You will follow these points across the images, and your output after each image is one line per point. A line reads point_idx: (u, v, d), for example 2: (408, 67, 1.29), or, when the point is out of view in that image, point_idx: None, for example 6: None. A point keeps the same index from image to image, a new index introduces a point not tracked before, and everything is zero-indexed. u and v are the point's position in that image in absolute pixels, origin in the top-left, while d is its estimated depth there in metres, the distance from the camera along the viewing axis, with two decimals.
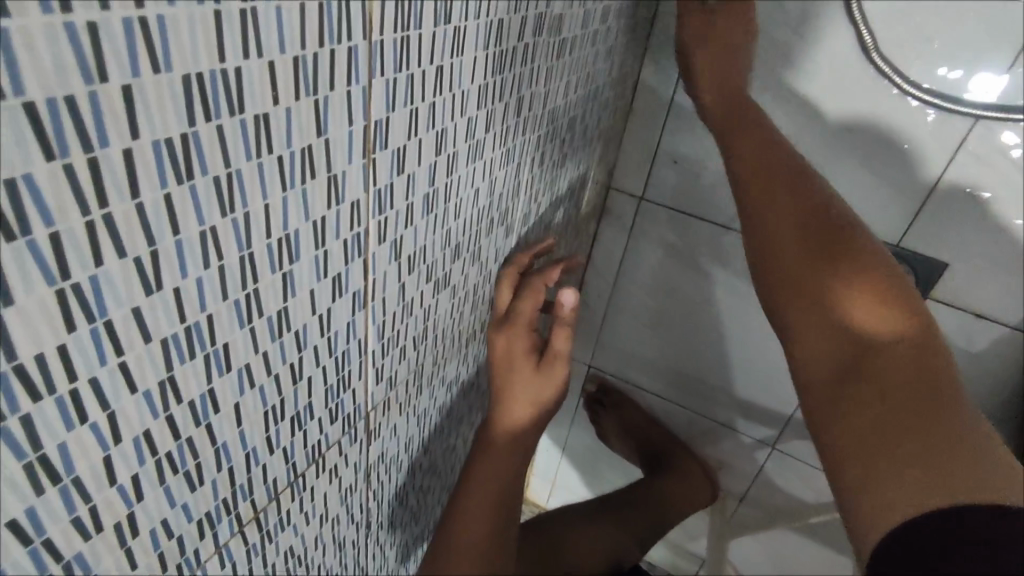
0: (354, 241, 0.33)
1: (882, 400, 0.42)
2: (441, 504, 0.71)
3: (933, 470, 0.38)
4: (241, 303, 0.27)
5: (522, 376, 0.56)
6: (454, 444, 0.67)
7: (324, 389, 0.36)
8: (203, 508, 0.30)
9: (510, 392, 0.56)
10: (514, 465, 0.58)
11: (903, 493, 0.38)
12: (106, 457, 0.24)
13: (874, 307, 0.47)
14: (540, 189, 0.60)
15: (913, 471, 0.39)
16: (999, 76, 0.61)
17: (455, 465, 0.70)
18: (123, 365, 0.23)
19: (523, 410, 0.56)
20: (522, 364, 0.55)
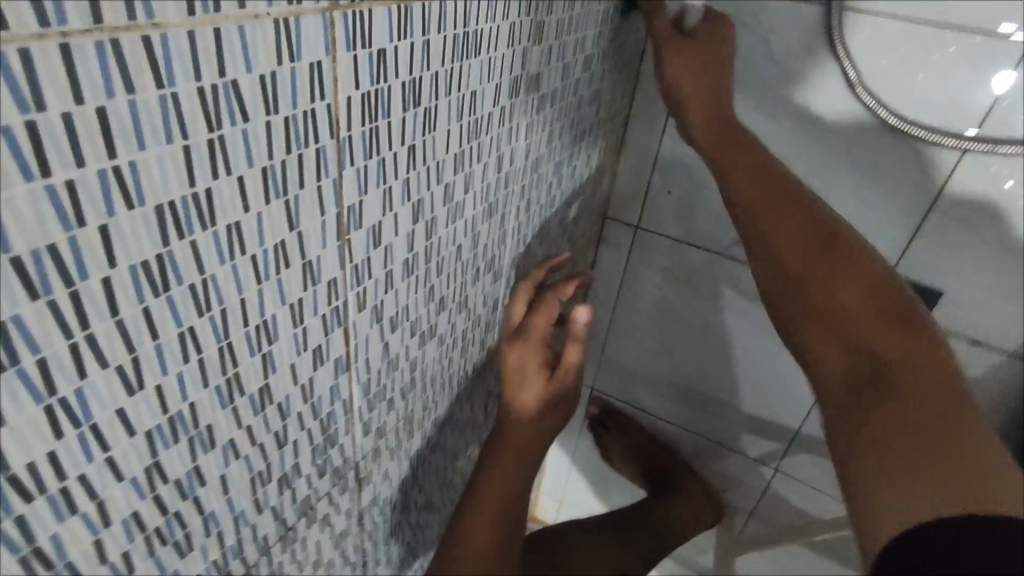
0: (334, 314, 0.35)
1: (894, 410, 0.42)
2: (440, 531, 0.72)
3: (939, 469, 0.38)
4: (223, 387, 0.29)
5: (534, 386, 0.59)
6: (453, 472, 0.68)
7: (311, 449, 0.38)
8: (194, 570, 0.33)
9: (523, 392, 0.59)
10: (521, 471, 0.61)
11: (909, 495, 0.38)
12: (97, 540, 0.26)
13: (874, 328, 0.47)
14: (528, 231, 0.61)
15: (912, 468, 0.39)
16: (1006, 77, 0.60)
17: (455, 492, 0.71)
18: (110, 459, 0.25)
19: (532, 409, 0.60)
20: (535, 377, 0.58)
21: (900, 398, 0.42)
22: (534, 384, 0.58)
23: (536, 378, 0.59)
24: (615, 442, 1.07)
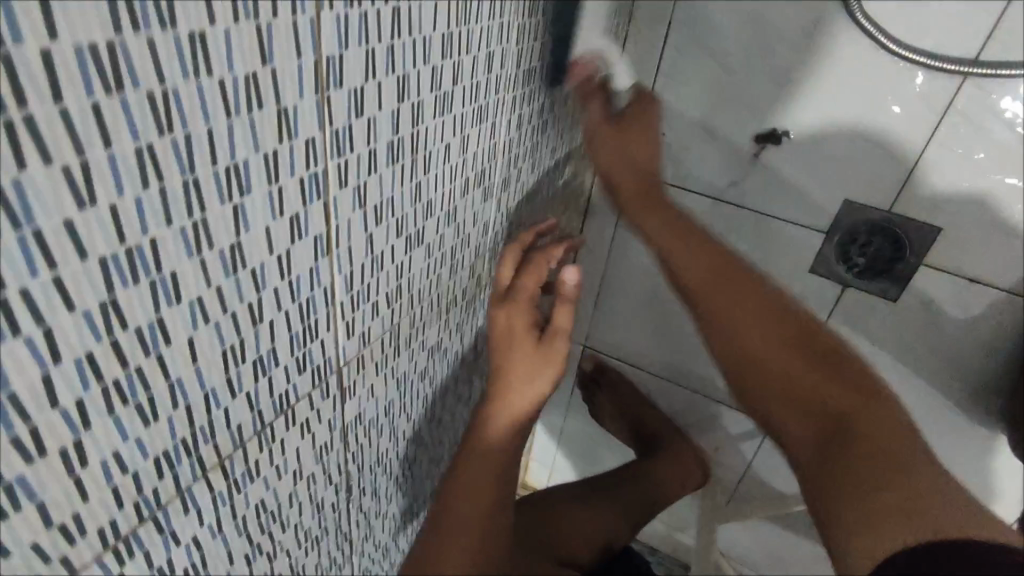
0: (311, 181, 0.33)
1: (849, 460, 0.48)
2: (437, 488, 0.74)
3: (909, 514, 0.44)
4: (189, 231, 0.27)
5: (523, 354, 0.56)
6: (438, 431, 0.67)
7: (289, 336, 0.36)
8: (160, 445, 0.30)
9: (513, 374, 0.56)
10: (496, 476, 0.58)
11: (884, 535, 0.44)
12: (46, 376, 0.24)
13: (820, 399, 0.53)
14: (522, 155, 0.59)
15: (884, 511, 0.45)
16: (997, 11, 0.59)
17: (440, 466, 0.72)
18: (58, 279, 0.23)
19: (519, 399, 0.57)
20: (522, 338, 0.56)
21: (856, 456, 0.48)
22: (523, 348, 0.56)
23: (524, 342, 0.57)
24: (608, 404, 1.02)
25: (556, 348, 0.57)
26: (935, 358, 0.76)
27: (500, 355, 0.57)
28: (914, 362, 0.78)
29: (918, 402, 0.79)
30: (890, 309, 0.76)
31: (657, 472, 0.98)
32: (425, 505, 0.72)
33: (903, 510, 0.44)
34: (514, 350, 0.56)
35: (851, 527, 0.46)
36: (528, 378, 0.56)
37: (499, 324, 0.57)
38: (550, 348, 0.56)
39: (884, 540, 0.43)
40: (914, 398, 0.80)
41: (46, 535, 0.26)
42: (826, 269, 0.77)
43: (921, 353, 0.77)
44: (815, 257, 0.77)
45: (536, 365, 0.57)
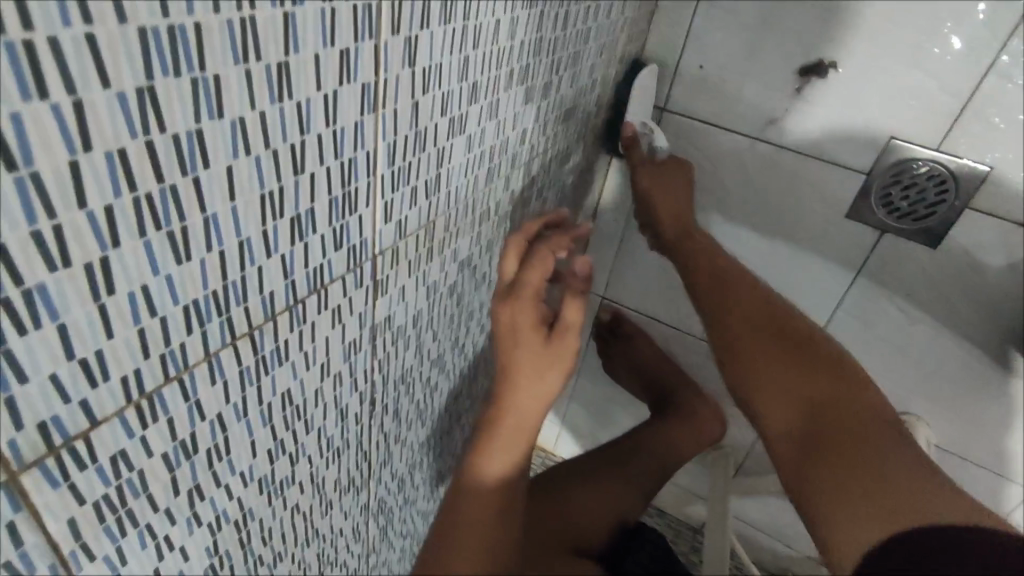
0: (364, 13, 0.29)
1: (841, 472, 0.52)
2: (453, 437, 0.72)
3: (888, 509, 0.48)
4: (236, 28, 0.23)
5: (530, 349, 0.53)
6: (454, 377, 0.65)
7: (330, 198, 0.33)
8: (191, 294, 0.27)
9: (517, 377, 0.53)
10: (517, 452, 0.57)
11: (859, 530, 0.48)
12: (73, 164, 0.20)
13: (833, 374, 0.58)
14: (564, 63, 0.55)
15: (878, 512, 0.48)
16: None
17: (455, 420, 0.70)
18: (91, 40, 0.19)
19: (525, 396, 0.54)
20: (529, 337, 0.52)
21: (846, 454, 0.52)
22: (530, 343, 0.52)
23: (531, 339, 0.52)
24: (622, 358, 0.99)
25: (566, 342, 0.53)
26: (970, 308, 0.74)
27: (505, 352, 0.53)
28: (948, 313, 0.76)
29: (948, 354, 0.78)
30: (929, 257, 0.73)
31: (669, 437, 0.94)
32: (441, 445, 0.70)
33: (893, 501, 0.48)
34: (520, 344, 0.53)
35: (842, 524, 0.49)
36: (537, 375, 0.53)
37: (503, 324, 0.52)
38: (559, 342, 0.53)
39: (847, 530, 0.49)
40: (944, 350, 0.78)
41: (66, 368, 0.23)
42: (864, 214, 0.75)
43: (957, 303, 0.74)
44: (852, 201, 0.75)
45: (545, 360, 0.53)
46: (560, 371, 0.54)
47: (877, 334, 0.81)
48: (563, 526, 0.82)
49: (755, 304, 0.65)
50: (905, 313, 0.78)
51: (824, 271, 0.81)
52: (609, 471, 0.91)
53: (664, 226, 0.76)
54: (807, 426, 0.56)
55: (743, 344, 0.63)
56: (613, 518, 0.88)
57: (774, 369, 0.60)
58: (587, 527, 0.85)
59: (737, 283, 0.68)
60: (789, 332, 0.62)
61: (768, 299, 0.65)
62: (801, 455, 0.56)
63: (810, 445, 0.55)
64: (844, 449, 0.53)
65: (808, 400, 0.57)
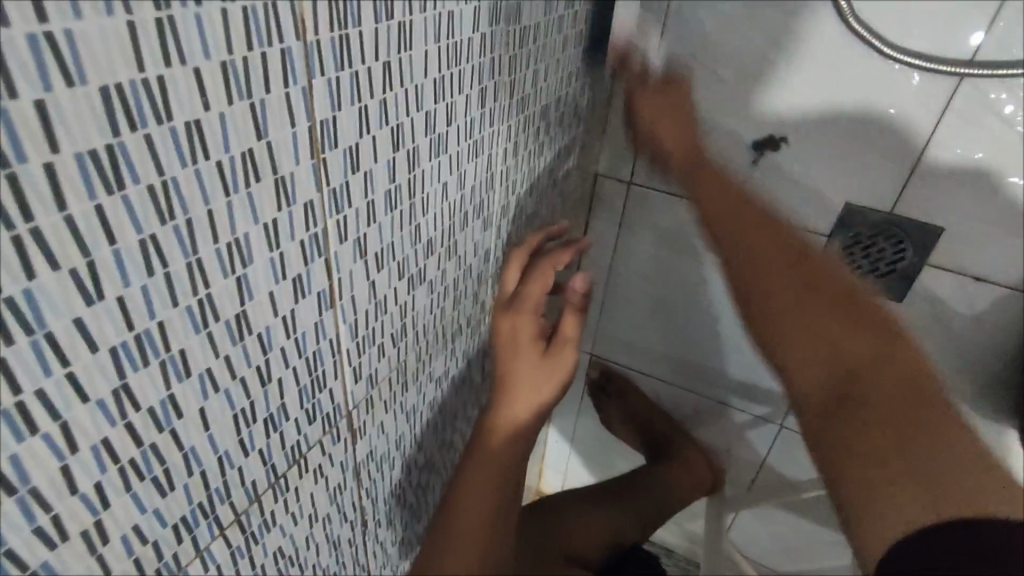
0: (312, 241, 0.33)
1: (861, 420, 0.45)
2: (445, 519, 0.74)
3: (920, 493, 0.42)
4: (194, 309, 0.27)
5: (529, 361, 0.57)
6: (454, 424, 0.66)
7: (298, 389, 0.37)
8: (178, 512, 0.31)
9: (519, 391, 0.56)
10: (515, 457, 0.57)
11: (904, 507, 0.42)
12: (64, 466, 0.24)
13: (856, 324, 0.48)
14: (519, 178, 0.59)
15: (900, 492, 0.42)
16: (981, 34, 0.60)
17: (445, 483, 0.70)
18: (70, 374, 0.23)
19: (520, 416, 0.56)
20: (526, 349, 0.56)
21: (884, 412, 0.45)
22: (528, 357, 0.56)
23: (529, 353, 0.57)
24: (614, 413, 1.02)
25: (563, 357, 0.58)
26: (940, 354, 0.77)
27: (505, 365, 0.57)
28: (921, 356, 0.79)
29: None
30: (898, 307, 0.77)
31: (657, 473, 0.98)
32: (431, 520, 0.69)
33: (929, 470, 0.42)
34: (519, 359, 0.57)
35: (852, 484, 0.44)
36: (534, 385, 0.56)
37: (505, 334, 0.56)
38: (556, 356, 0.57)
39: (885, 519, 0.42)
40: None
41: None
42: None
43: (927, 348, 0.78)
44: None
45: (546, 375, 0.57)
46: (553, 384, 0.57)
47: None
48: (556, 539, 0.86)
49: (762, 240, 0.53)
50: None
51: None
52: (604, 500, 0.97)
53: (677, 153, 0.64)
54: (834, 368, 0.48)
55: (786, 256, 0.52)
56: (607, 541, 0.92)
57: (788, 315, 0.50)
58: (578, 544, 0.89)
59: (762, 217, 0.55)
60: (854, 310, 0.49)
61: (801, 258, 0.52)
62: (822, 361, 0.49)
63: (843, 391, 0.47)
64: (906, 389, 0.45)
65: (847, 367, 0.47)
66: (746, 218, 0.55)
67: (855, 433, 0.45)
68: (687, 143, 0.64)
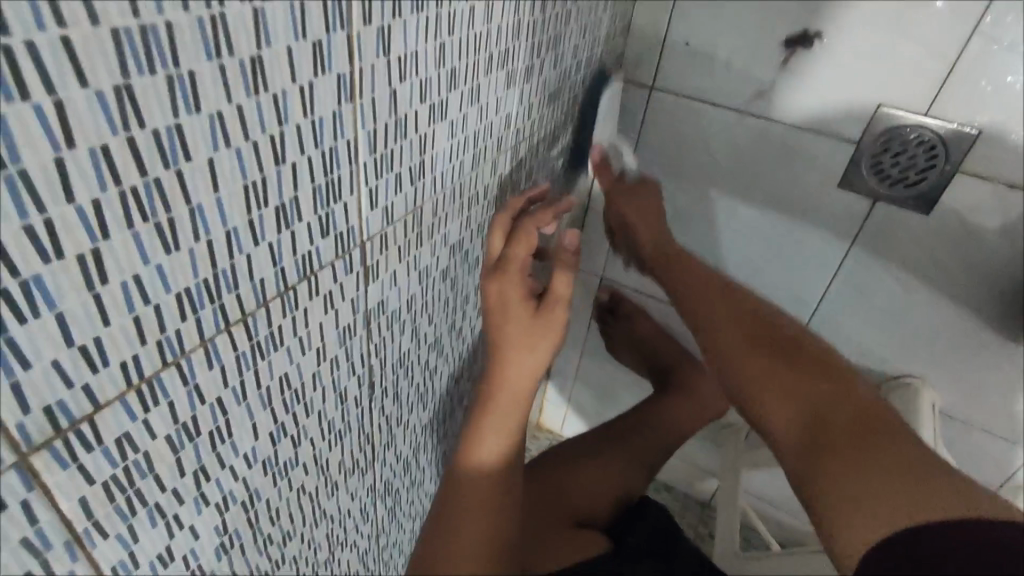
0: (334, 5, 0.30)
1: (863, 456, 0.51)
2: (454, 420, 0.74)
3: (906, 501, 0.47)
4: (206, 26, 0.25)
5: (518, 325, 0.55)
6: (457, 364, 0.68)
7: (312, 188, 0.34)
8: (183, 281, 0.29)
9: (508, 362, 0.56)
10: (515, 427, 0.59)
11: (860, 524, 0.47)
12: (59, 161, 0.22)
13: (803, 377, 0.59)
14: (545, 45, 0.56)
15: (874, 502, 0.47)
16: None
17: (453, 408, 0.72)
18: (68, 41, 0.20)
19: (514, 382, 0.57)
20: (517, 309, 0.54)
21: (877, 464, 0.49)
22: (520, 320, 0.55)
23: (519, 313, 0.55)
24: (623, 337, 1.00)
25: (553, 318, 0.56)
26: (970, 273, 0.75)
27: (495, 330, 0.55)
28: (948, 277, 0.76)
29: (951, 318, 0.78)
30: (925, 222, 0.74)
31: (666, 407, 0.95)
32: (436, 433, 0.70)
33: (909, 495, 0.47)
34: (511, 322, 0.55)
35: (834, 514, 0.49)
36: (525, 351, 0.55)
37: (493, 298, 0.54)
38: (545, 318, 0.55)
39: (860, 530, 0.47)
40: (944, 316, 0.79)
41: (65, 354, 0.25)
42: (857, 182, 0.75)
43: (956, 268, 0.75)
44: (845, 170, 0.75)
45: (534, 339, 0.55)
46: (547, 347, 0.56)
47: (879, 303, 0.82)
48: (563, 504, 0.83)
49: (752, 355, 0.62)
50: (904, 282, 0.79)
51: (820, 240, 0.81)
52: (604, 449, 0.92)
53: (650, 250, 0.77)
54: (803, 430, 0.56)
55: (745, 318, 0.66)
56: (618, 496, 0.88)
57: (776, 416, 0.58)
58: (586, 505, 0.86)
59: (741, 321, 0.66)
60: (773, 339, 0.63)
61: (748, 311, 0.66)
62: (785, 438, 0.57)
63: (811, 450, 0.54)
64: (858, 430, 0.53)
65: (812, 418, 0.56)
66: (693, 297, 0.71)
67: (831, 474, 0.51)
68: (663, 244, 0.77)
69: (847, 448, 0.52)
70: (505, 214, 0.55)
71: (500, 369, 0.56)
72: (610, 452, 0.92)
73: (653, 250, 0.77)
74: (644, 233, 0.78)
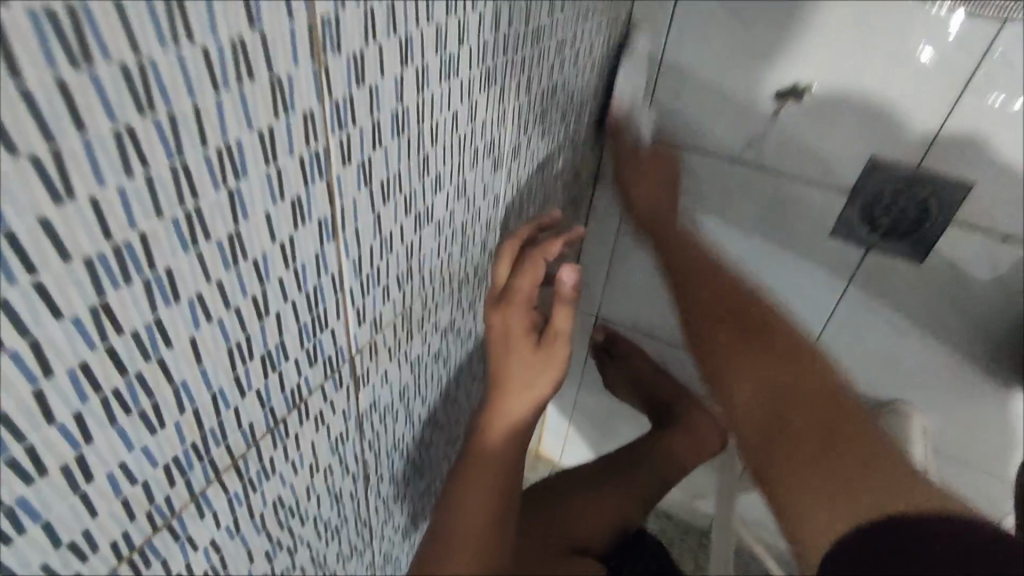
0: (313, 160, 0.30)
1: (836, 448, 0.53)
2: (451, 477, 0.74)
3: (853, 497, 0.50)
4: (182, 223, 0.24)
5: (519, 354, 0.55)
6: (452, 430, 0.68)
7: (297, 328, 0.34)
8: (169, 452, 0.29)
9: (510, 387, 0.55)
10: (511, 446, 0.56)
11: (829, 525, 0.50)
12: (38, 392, 0.22)
13: (765, 340, 0.62)
14: (531, 120, 0.55)
15: (837, 491, 0.50)
16: None
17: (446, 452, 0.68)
18: (40, 285, 0.20)
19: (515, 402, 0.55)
20: (519, 342, 0.54)
21: (848, 462, 0.52)
22: (521, 350, 0.55)
23: (521, 344, 0.55)
24: (621, 372, 1.00)
25: (554, 349, 0.56)
26: (962, 319, 0.75)
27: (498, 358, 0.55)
28: (940, 321, 0.76)
29: (945, 360, 0.79)
30: (918, 268, 0.74)
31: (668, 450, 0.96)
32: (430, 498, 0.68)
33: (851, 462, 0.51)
34: (512, 351, 0.55)
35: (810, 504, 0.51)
36: (527, 376, 0.55)
37: (496, 330, 0.54)
38: (547, 350, 0.55)
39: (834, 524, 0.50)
40: (937, 358, 0.79)
41: (54, 554, 0.25)
42: (850, 230, 0.75)
43: (949, 313, 0.75)
44: (838, 217, 0.75)
45: (535, 369, 0.55)
46: (546, 376, 0.55)
47: (874, 344, 0.82)
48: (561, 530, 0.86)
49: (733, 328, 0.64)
50: (897, 324, 0.79)
51: (814, 282, 0.81)
52: (607, 481, 0.94)
53: (640, 206, 0.81)
54: (773, 412, 0.58)
55: (717, 296, 0.68)
56: (614, 527, 0.92)
57: (747, 392, 0.60)
58: (583, 536, 0.88)
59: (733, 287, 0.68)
60: (762, 322, 0.64)
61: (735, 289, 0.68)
62: (755, 407, 0.59)
63: (777, 421, 0.57)
64: (820, 425, 0.54)
65: (783, 395, 0.58)
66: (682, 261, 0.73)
67: (799, 462, 0.54)
68: (654, 207, 0.80)
69: (809, 438, 0.54)
70: (513, 242, 0.55)
71: (502, 390, 0.55)
72: (613, 483, 0.94)
73: (640, 212, 0.81)
74: (643, 193, 0.80)
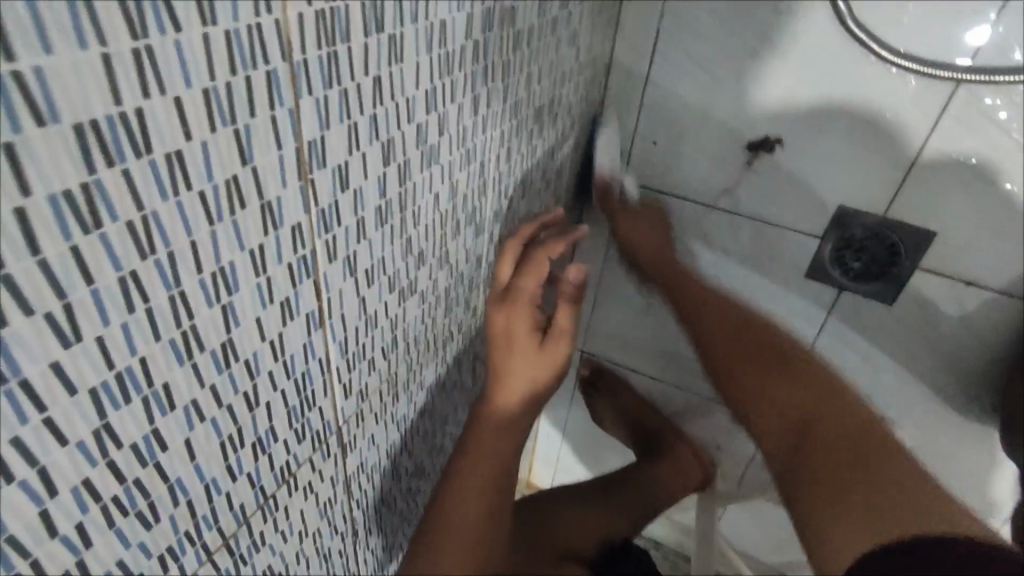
0: (301, 263, 0.32)
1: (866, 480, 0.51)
2: None
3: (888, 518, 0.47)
4: (179, 342, 0.26)
5: (523, 355, 0.53)
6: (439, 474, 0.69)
7: (287, 411, 0.36)
8: (164, 543, 0.30)
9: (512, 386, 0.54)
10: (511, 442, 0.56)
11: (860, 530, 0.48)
12: (44, 512, 0.23)
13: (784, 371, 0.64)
14: (511, 183, 0.58)
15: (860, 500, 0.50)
16: (982, 35, 0.61)
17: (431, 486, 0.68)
18: (49, 420, 0.22)
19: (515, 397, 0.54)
20: (522, 341, 0.53)
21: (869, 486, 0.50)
22: (525, 348, 0.53)
23: (525, 342, 0.53)
24: (606, 405, 1.03)
25: (557, 347, 0.54)
26: (930, 357, 0.78)
27: (500, 358, 0.53)
28: (910, 358, 0.80)
29: (915, 395, 0.82)
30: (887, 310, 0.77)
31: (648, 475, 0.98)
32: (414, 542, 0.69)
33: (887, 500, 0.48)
34: (515, 351, 0.53)
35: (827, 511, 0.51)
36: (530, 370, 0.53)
37: (500, 328, 0.53)
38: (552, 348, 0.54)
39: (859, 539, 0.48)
40: (908, 393, 0.82)
41: None
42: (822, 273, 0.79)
43: (917, 352, 0.79)
44: (811, 261, 0.79)
45: (540, 366, 0.54)
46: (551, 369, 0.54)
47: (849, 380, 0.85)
48: (553, 538, 0.85)
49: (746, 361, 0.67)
50: (869, 362, 0.82)
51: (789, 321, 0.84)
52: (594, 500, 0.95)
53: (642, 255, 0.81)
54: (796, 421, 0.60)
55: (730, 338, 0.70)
56: (603, 535, 0.91)
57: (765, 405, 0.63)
58: (573, 543, 0.87)
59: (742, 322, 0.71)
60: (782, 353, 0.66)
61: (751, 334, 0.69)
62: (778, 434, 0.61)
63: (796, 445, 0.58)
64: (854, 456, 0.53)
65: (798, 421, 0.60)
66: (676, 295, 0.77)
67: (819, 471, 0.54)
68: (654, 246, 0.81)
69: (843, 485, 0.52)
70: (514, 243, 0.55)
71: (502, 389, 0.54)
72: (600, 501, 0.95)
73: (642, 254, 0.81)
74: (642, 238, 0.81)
